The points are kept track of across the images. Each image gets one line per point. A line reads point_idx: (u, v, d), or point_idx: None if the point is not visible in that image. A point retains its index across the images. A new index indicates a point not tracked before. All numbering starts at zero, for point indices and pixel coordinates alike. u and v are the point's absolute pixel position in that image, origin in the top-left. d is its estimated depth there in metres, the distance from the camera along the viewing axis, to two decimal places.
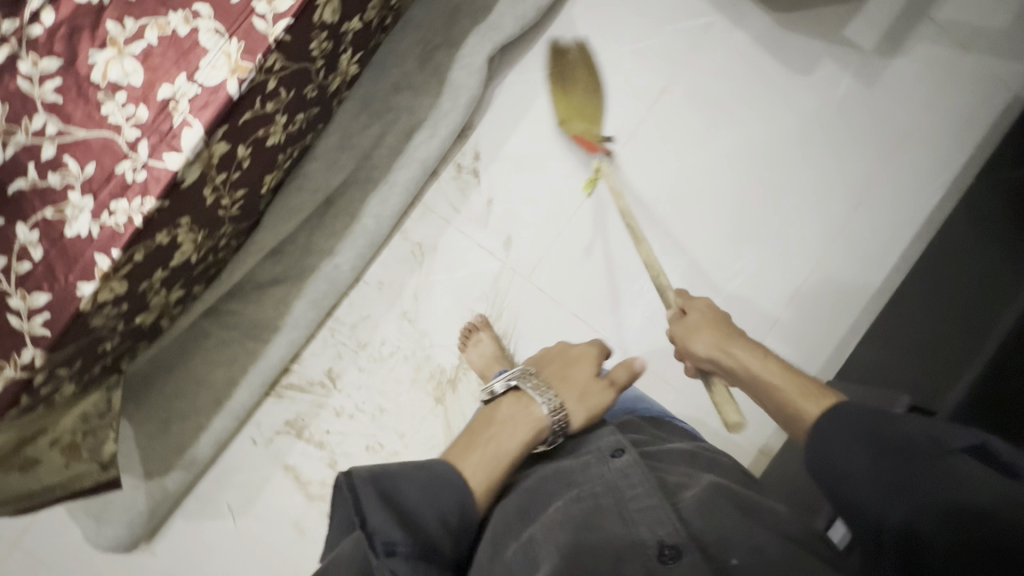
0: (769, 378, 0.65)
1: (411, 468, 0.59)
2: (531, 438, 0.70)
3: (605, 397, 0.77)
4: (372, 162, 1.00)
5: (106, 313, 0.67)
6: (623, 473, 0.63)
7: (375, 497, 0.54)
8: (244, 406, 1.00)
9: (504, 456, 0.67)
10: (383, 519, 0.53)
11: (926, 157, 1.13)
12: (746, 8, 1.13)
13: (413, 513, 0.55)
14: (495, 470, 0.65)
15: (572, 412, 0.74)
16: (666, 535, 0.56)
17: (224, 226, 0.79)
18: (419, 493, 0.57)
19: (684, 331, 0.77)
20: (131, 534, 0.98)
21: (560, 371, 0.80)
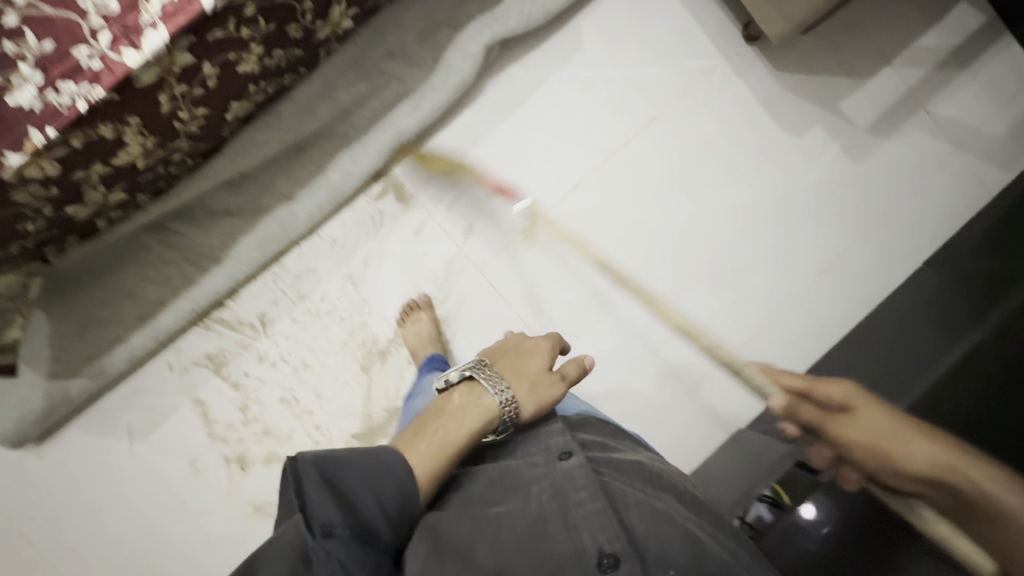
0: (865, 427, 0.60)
1: (359, 453, 0.56)
2: (480, 428, 0.64)
3: (555, 391, 0.70)
4: (352, 120, 1.01)
5: (31, 190, 0.69)
6: (568, 477, 0.62)
7: (317, 481, 0.51)
8: (166, 329, 0.99)
9: (450, 445, 0.61)
10: (324, 505, 0.50)
11: (895, 241, 1.15)
12: (752, 59, 1.14)
13: (355, 500, 0.53)
14: (441, 458, 0.60)
15: (523, 403, 0.68)
16: (606, 543, 0.56)
17: (181, 141, 0.79)
18: (363, 478, 0.54)
19: None
20: (21, 430, 0.97)
21: (514, 361, 0.72)
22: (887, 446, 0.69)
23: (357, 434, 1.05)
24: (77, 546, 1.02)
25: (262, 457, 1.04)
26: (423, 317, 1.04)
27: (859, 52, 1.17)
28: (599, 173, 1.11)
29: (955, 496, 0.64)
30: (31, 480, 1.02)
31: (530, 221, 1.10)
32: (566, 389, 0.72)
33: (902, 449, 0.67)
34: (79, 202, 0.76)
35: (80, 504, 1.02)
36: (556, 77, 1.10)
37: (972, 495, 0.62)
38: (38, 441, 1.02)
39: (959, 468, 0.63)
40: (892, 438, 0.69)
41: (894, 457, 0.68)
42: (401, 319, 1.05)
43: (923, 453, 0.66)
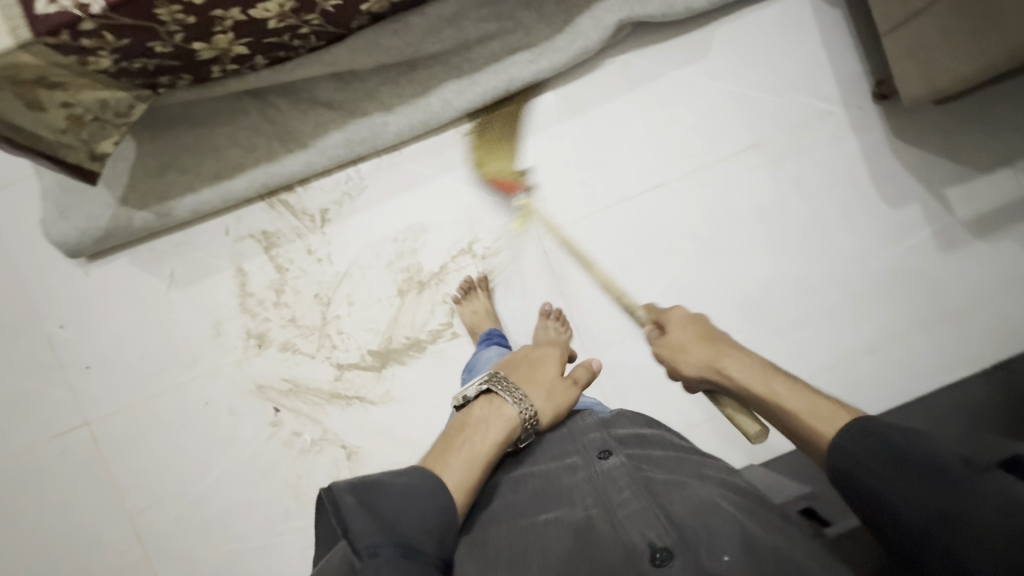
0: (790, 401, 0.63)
1: (392, 477, 0.56)
2: (506, 438, 0.64)
3: (571, 396, 0.71)
4: (468, 54, 1.02)
5: (173, 11, 0.72)
6: (609, 477, 0.61)
7: (357, 506, 0.51)
8: (236, 193, 1.03)
9: (480, 455, 0.61)
10: (365, 526, 0.50)
11: (958, 343, 1.10)
12: (874, 119, 1.11)
13: (397, 519, 0.52)
14: (474, 469, 0.60)
15: (542, 410, 0.68)
16: (656, 538, 0.54)
17: (314, 14, 0.83)
18: (401, 497, 0.54)
19: (669, 350, 0.77)
20: (79, 241, 1.01)
21: (527, 371, 0.72)
22: (687, 348, 0.75)
23: (373, 351, 1.07)
24: (91, 365, 1.06)
25: (281, 342, 1.07)
26: (479, 296, 1.06)
27: (984, 145, 1.12)
28: (683, 180, 1.10)
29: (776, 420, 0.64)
30: (73, 292, 1.06)
31: (602, 206, 1.09)
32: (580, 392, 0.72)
33: (687, 358, 0.74)
34: (206, 41, 0.80)
35: (106, 329, 1.07)
36: (672, 76, 1.09)
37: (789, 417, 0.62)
38: (89, 259, 1.07)
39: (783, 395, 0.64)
40: (720, 358, 0.71)
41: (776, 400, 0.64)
42: (458, 296, 1.06)
43: (729, 366, 0.70)
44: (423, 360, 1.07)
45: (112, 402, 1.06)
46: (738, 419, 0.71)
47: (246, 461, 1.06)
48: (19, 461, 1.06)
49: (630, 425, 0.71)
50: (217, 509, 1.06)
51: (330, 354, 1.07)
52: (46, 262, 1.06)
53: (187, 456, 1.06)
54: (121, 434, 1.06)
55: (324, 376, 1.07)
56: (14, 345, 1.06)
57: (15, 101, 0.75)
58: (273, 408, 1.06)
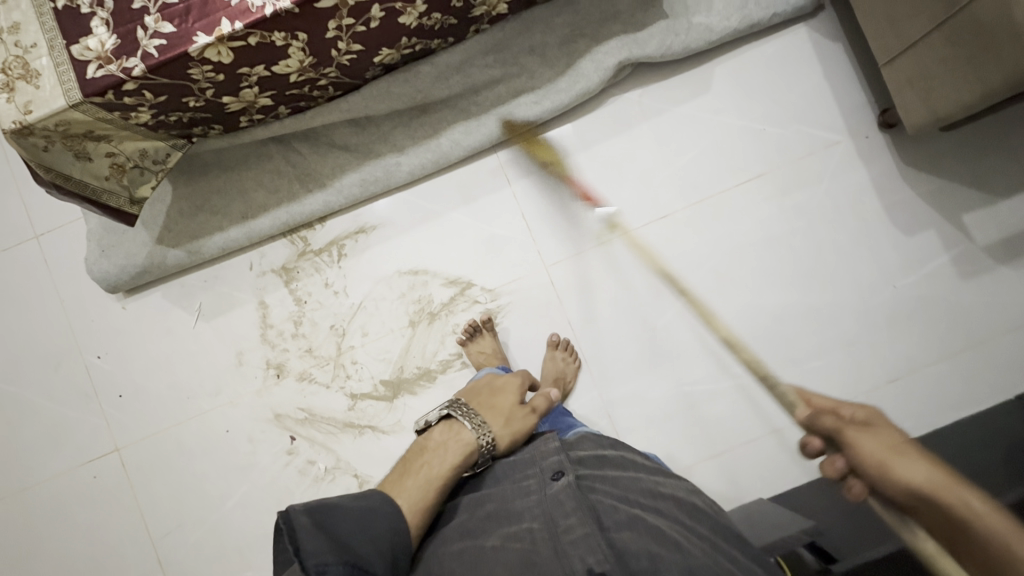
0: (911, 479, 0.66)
1: (344, 504, 0.59)
2: (462, 461, 0.69)
3: (527, 421, 0.77)
4: (476, 98, 1.08)
5: (204, 70, 0.80)
6: (557, 500, 0.62)
7: (310, 528, 0.53)
8: (260, 231, 1.09)
9: (435, 478, 0.66)
10: (317, 546, 0.52)
11: (986, 373, 1.05)
12: (880, 147, 1.10)
13: (348, 540, 0.55)
14: (429, 491, 0.65)
15: (500, 434, 0.73)
16: (596, 563, 0.54)
17: (331, 67, 0.90)
18: (353, 520, 0.57)
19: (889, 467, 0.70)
20: (118, 278, 1.09)
21: (488, 399, 0.79)
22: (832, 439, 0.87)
23: (385, 381, 1.10)
24: (123, 394, 1.13)
25: (298, 372, 1.11)
26: (485, 337, 1.07)
27: (1002, 170, 1.09)
28: (688, 212, 1.11)
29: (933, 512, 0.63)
30: (111, 324, 1.14)
31: (608, 237, 1.11)
32: (536, 418, 0.79)
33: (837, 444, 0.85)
34: (233, 95, 0.87)
35: (138, 359, 1.13)
36: (674, 111, 1.13)
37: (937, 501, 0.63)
38: (126, 293, 1.15)
39: (954, 495, 0.62)
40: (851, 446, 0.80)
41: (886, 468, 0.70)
42: (464, 338, 1.07)
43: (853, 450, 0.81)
44: (433, 390, 1.09)
45: (141, 429, 1.12)
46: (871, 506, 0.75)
47: (261, 489, 1.09)
48: (55, 485, 1.12)
49: (593, 447, 0.74)
50: (233, 537, 1.08)
51: (344, 384, 1.10)
52: (88, 297, 1.15)
53: (207, 483, 1.10)
54: (149, 460, 1.11)
55: (338, 406, 1.10)
56: (57, 374, 1.14)
57: (65, 152, 0.84)
58: (289, 436, 1.10)
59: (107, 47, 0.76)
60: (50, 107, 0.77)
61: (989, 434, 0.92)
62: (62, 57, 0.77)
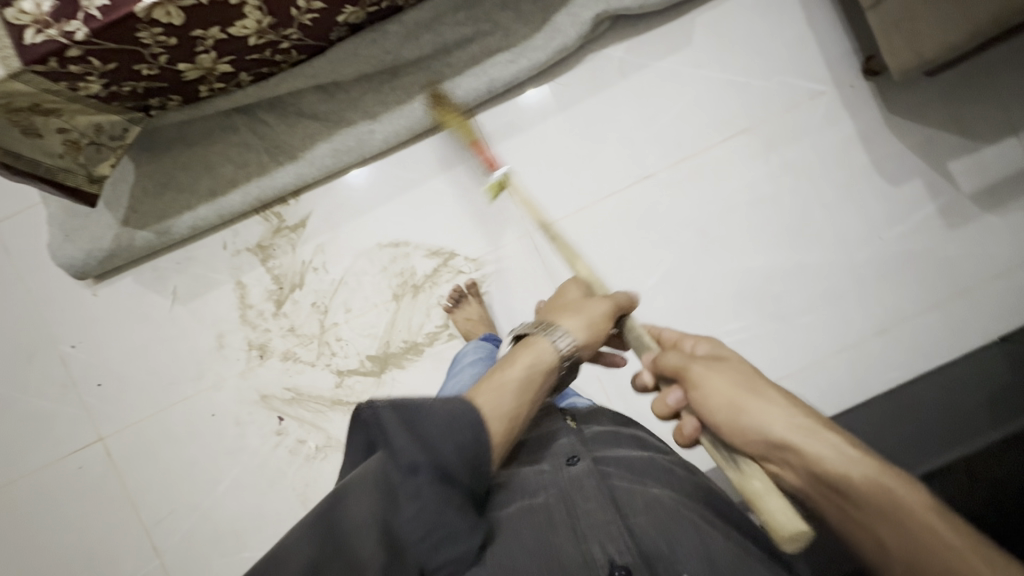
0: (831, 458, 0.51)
1: (438, 404, 0.54)
2: (535, 363, 0.61)
3: (602, 308, 0.68)
4: (449, 59, 1.03)
5: (154, 33, 0.75)
6: (576, 483, 0.59)
7: (398, 424, 0.51)
8: (232, 208, 1.05)
9: (505, 382, 0.59)
10: (405, 444, 0.49)
11: (970, 318, 1.06)
12: (865, 97, 1.08)
13: (440, 443, 0.50)
14: (501, 398, 0.57)
15: (576, 331, 0.64)
16: (616, 554, 0.53)
17: (292, 28, 0.85)
18: (444, 424, 0.51)
19: (730, 386, 0.58)
20: (85, 263, 1.05)
21: (558, 306, 0.71)
22: (736, 403, 0.57)
23: (372, 356, 1.08)
24: (102, 382, 1.10)
25: (282, 352, 1.09)
26: (471, 303, 1.06)
27: (986, 114, 1.08)
28: (672, 170, 1.09)
29: (866, 511, 0.49)
30: (83, 312, 1.10)
31: (591, 201, 1.09)
32: (614, 304, 0.69)
33: (756, 415, 0.56)
34: (190, 62, 0.82)
35: (116, 346, 1.10)
36: (656, 66, 1.09)
37: (840, 480, 0.50)
38: (97, 279, 1.11)
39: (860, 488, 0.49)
40: (790, 426, 0.54)
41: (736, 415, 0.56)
42: (450, 305, 1.06)
43: (783, 423, 0.55)
44: (421, 364, 1.07)
45: (124, 418, 1.09)
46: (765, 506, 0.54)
47: (253, 470, 1.08)
48: (39, 478, 1.09)
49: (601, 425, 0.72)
50: (227, 518, 1.07)
51: (330, 361, 1.08)
52: (58, 285, 1.10)
53: (197, 468, 1.09)
54: (134, 448, 1.09)
55: (325, 383, 1.08)
56: (30, 365, 1.10)
57: (12, 128, 0.79)
58: (278, 417, 1.08)
59: (44, 9, 0.70)
60: None
61: (975, 373, 0.93)
62: None
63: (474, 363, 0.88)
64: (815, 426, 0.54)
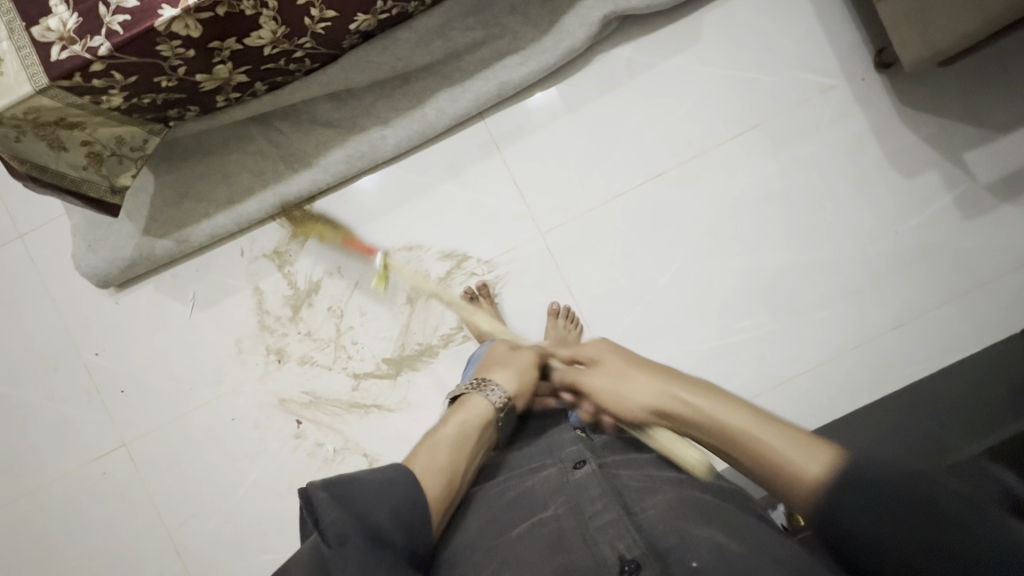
0: (715, 412, 0.62)
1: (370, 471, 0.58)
2: (468, 420, 0.68)
3: (524, 359, 0.79)
4: (459, 63, 1.05)
5: (173, 46, 0.77)
6: (582, 486, 0.62)
7: (326, 502, 0.52)
8: (248, 215, 1.07)
9: (440, 440, 0.65)
10: (334, 516, 0.51)
11: (991, 311, 1.04)
12: (877, 90, 1.08)
13: (370, 511, 0.53)
14: (438, 455, 0.63)
15: (507, 383, 0.74)
16: (626, 550, 0.54)
17: (306, 37, 0.87)
18: (375, 488, 0.56)
19: (608, 380, 0.71)
20: (107, 272, 1.07)
21: (496, 361, 0.79)
22: (616, 388, 0.70)
23: (387, 359, 1.09)
24: (124, 389, 1.12)
25: (298, 356, 1.10)
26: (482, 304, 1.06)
27: (1002, 104, 1.06)
28: (683, 168, 1.09)
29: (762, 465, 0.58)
30: (105, 320, 1.13)
31: (602, 200, 1.09)
32: (538, 355, 0.81)
33: (628, 390, 0.69)
34: (207, 72, 0.84)
35: (137, 353, 1.12)
36: (664, 65, 1.09)
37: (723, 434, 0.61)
38: (118, 288, 1.13)
39: (739, 445, 0.60)
40: (665, 404, 0.66)
41: (623, 401, 0.69)
42: None
43: (650, 393, 0.67)
44: (435, 365, 1.08)
45: (147, 423, 1.12)
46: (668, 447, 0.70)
47: (272, 473, 1.09)
48: (65, 483, 1.12)
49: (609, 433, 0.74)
50: (248, 521, 1.09)
51: (346, 364, 1.09)
52: (81, 294, 1.13)
53: (217, 472, 1.10)
54: (156, 453, 1.11)
55: (342, 387, 1.09)
56: (56, 373, 1.13)
57: (38, 143, 0.82)
58: (296, 421, 1.09)
59: (69, 26, 0.73)
60: (16, 94, 0.75)
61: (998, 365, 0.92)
62: (23, 40, 0.74)
63: None
64: (680, 385, 0.66)
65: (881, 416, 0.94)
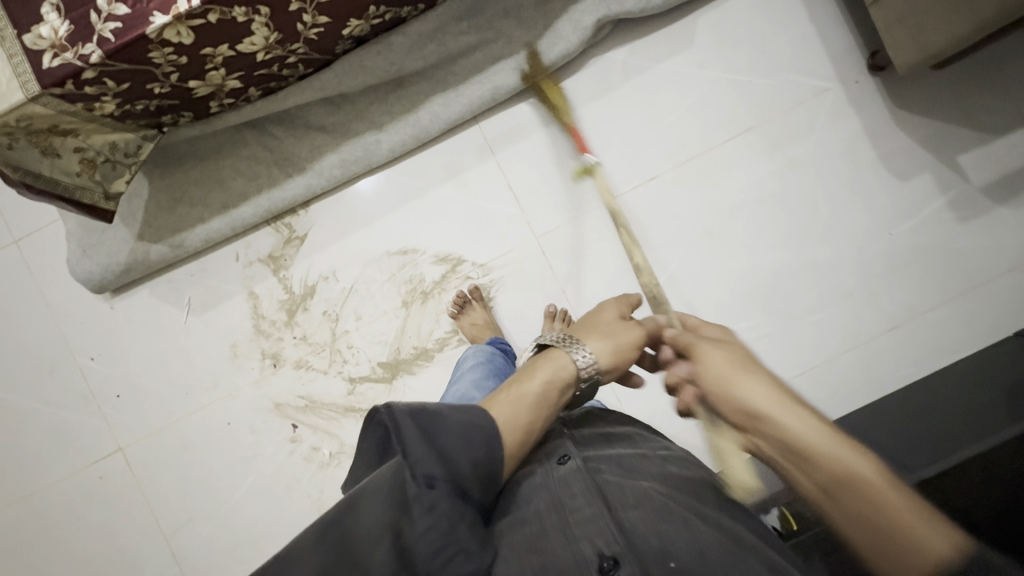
0: (828, 445, 0.46)
1: (452, 411, 0.53)
2: (553, 380, 0.60)
3: (631, 334, 0.65)
4: (453, 68, 1.05)
5: (165, 53, 0.77)
6: (565, 483, 0.60)
7: (416, 434, 0.49)
8: (243, 220, 1.07)
9: (525, 396, 0.58)
10: (422, 456, 0.48)
11: (985, 313, 1.05)
12: (871, 93, 1.08)
13: (457, 457, 0.50)
14: (520, 413, 0.57)
15: (600, 353, 0.63)
16: (605, 547, 0.53)
17: (298, 43, 0.87)
18: (462, 431, 0.51)
19: (715, 356, 0.54)
20: (102, 278, 1.08)
21: (588, 322, 0.68)
22: (726, 376, 0.52)
23: (383, 362, 1.09)
24: (120, 394, 1.12)
25: (294, 360, 1.10)
26: (476, 307, 1.06)
27: (996, 106, 1.06)
28: (678, 171, 1.09)
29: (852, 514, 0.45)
30: (101, 325, 1.13)
31: (597, 204, 1.09)
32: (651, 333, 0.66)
33: (739, 384, 0.51)
34: (200, 79, 0.84)
35: (133, 359, 1.12)
36: (658, 68, 1.09)
37: (823, 466, 0.46)
38: (113, 293, 1.13)
39: (845, 485, 0.45)
40: (767, 408, 0.49)
41: (722, 387, 0.52)
42: (454, 312, 1.07)
43: (762, 394, 0.50)
44: (431, 369, 1.08)
45: (143, 427, 1.12)
46: (725, 456, 0.57)
47: (269, 477, 1.09)
48: (62, 488, 1.12)
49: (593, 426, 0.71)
50: (244, 525, 1.09)
51: (342, 369, 1.09)
52: (76, 300, 1.13)
53: (214, 476, 1.10)
54: (153, 457, 1.11)
55: (337, 391, 1.09)
56: (52, 378, 1.13)
57: (31, 149, 0.82)
58: (292, 424, 1.10)
59: (60, 34, 0.73)
60: (9, 101, 0.75)
61: (992, 367, 0.92)
62: (15, 48, 0.74)
63: (474, 365, 0.89)
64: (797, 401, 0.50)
65: (876, 418, 0.94)
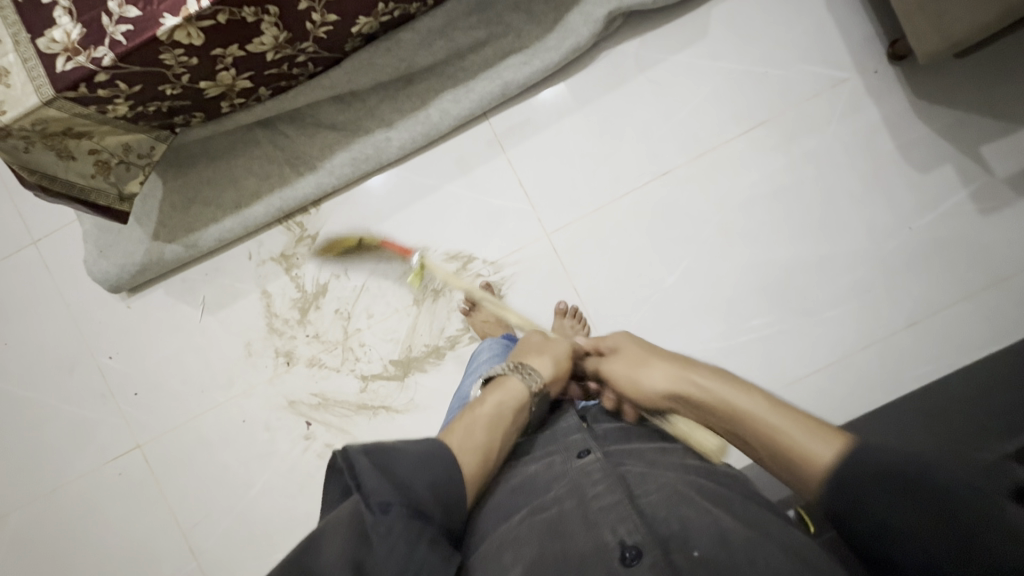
0: (738, 402, 0.62)
1: (407, 443, 0.56)
2: (506, 400, 0.66)
3: (563, 349, 0.78)
4: (462, 63, 1.04)
5: (176, 55, 0.77)
6: (586, 472, 0.60)
7: (369, 467, 0.52)
8: (255, 219, 1.08)
9: (479, 417, 0.63)
10: (377, 486, 0.50)
11: (1010, 309, 1.02)
12: (891, 82, 1.05)
13: (412, 482, 0.52)
14: (473, 435, 0.61)
15: (543, 368, 0.72)
16: (627, 535, 0.52)
17: (308, 42, 0.87)
18: (415, 460, 0.54)
19: (629, 367, 0.72)
20: (118, 277, 1.09)
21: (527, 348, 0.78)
22: (633, 373, 0.71)
23: (395, 360, 1.09)
24: (138, 392, 1.14)
25: (307, 359, 1.11)
26: (487, 304, 1.06)
27: (1022, 94, 1.03)
28: (691, 165, 1.07)
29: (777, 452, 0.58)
30: (118, 324, 1.15)
31: (609, 199, 1.08)
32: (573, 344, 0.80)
33: (644, 375, 0.70)
34: (211, 79, 0.84)
35: (149, 357, 1.14)
36: (670, 61, 1.07)
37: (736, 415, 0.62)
38: (129, 292, 1.15)
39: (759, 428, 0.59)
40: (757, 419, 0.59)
41: (636, 387, 0.70)
42: (467, 308, 1.06)
43: (664, 376, 0.69)
44: (442, 367, 1.08)
45: (160, 425, 1.13)
46: (696, 439, 0.68)
47: (283, 474, 1.11)
48: (82, 484, 1.14)
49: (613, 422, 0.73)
50: (260, 521, 1.11)
51: (354, 367, 1.10)
52: (94, 299, 1.15)
53: (230, 472, 1.12)
54: (170, 454, 1.13)
55: (350, 388, 1.10)
56: (72, 376, 1.15)
57: (47, 152, 0.83)
58: (306, 422, 1.11)
59: (73, 38, 0.74)
60: (24, 106, 0.76)
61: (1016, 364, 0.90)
62: (29, 52, 0.75)
63: (490, 359, 0.89)
64: (693, 372, 0.67)
65: (895, 416, 0.92)
